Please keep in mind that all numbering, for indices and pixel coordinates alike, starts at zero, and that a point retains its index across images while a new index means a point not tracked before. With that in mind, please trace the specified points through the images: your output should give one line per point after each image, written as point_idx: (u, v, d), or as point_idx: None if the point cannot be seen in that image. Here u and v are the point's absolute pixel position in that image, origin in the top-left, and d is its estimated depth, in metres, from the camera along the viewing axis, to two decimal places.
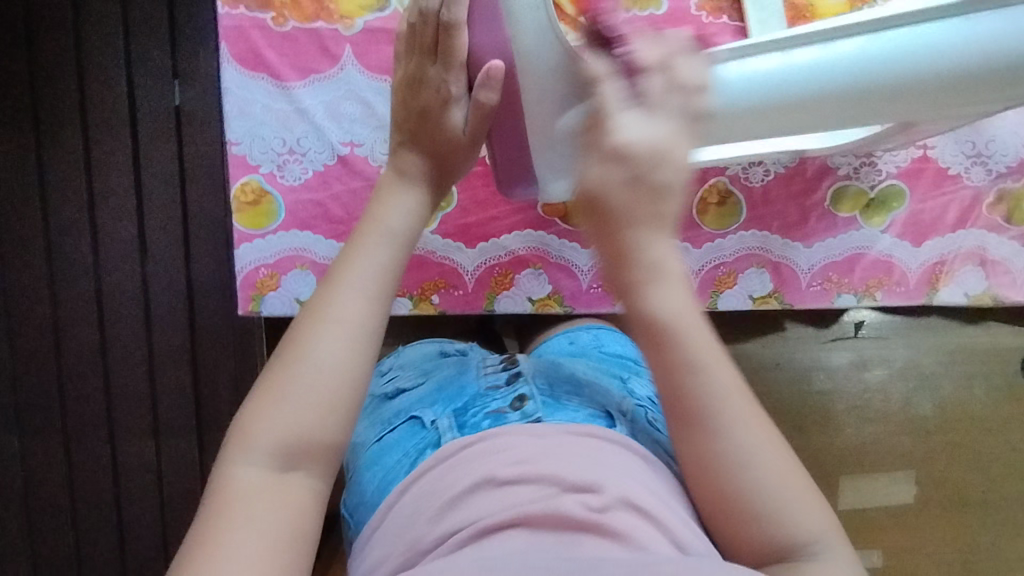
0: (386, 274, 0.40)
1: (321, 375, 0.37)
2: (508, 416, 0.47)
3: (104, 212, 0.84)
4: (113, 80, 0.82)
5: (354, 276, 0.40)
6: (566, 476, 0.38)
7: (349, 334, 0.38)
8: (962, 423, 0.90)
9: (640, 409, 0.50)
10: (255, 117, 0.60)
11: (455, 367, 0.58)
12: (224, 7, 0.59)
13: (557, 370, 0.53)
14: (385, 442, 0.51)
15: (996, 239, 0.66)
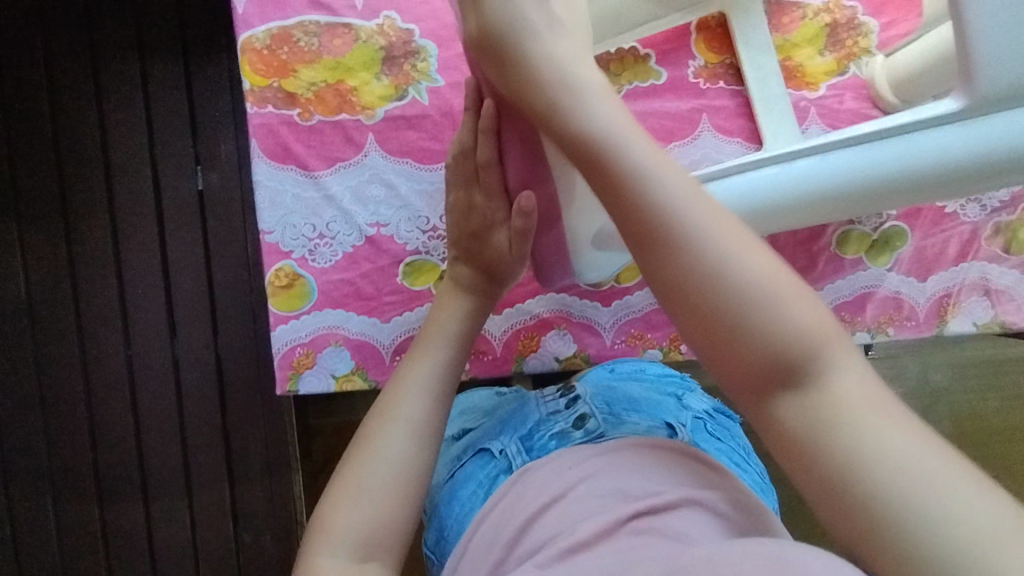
0: (440, 374, 0.46)
1: (392, 466, 0.41)
2: (573, 435, 0.52)
3: (134, 295, 0.86)
4: (137, 170, 0.85)
5: (414, 380, 0.46)
6: (627, 489, 0.41)
7: (414, 432, 0.43)
8: (978, 440, 0.92)
9: (699, 421, 0.58)
10: (285, 206, 0.63)
11: (515, 400, 0.59)
12: (253, 107, 0.62)
13: (613, 393, 0.57)
14: (456, 477, 0.53)
15: (997, 269, 0.68)
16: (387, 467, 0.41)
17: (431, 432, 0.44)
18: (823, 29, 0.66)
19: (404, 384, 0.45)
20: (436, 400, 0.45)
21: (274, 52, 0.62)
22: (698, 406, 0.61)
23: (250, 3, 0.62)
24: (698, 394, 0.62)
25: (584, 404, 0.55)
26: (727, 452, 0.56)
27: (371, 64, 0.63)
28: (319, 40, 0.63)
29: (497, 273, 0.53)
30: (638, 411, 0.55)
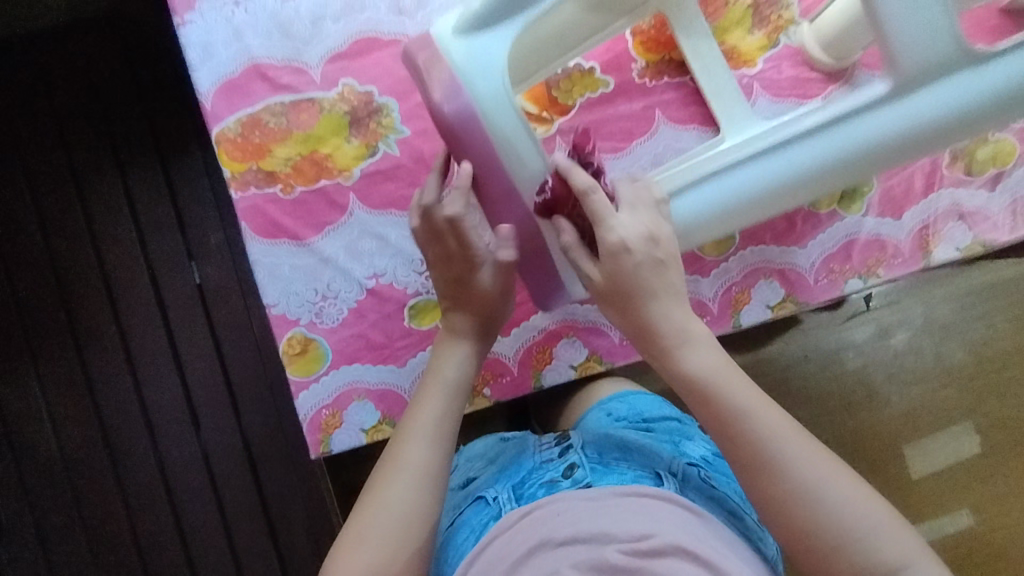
0: (442, 420, 0.52)
1: (392, 513, 0.47)
2: (561, 483, 0.53)
3: (154, 398, 0.88)
4: (137, 277, 0.88)
5: (418, 427, 0.51)
6: (616, 532, 0.45)
7: (416, 477, 0.48)
8: (1000, 362, 0.93)
9: (693, 468, 0.56)
10: (285, 277, 0.66)
11: (515, 448, 0.61)
12: (238, 193, 0.66)
13: (607, 438, 0.59)
14: (454, 524, 0.55)
15: (965, 193, 0.71)
16: (393, 508, 0.47)
17: (436, 472, 0.49)
18: (747, 10, 0.71)
19: (413, 427, 0.51)
20: (438, 442, 0.51)
21: (247, 137, 0.66)
22: (696, 451, 0.59)
23: (217, 98, 0.66)
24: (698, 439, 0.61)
25: (573, 452, 0.57)
26: (724, 500, 0.54)
27: (340, 129, 0.67)
28: (286, 118, 0.67)
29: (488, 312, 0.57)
30: (628, 459, 0.56)
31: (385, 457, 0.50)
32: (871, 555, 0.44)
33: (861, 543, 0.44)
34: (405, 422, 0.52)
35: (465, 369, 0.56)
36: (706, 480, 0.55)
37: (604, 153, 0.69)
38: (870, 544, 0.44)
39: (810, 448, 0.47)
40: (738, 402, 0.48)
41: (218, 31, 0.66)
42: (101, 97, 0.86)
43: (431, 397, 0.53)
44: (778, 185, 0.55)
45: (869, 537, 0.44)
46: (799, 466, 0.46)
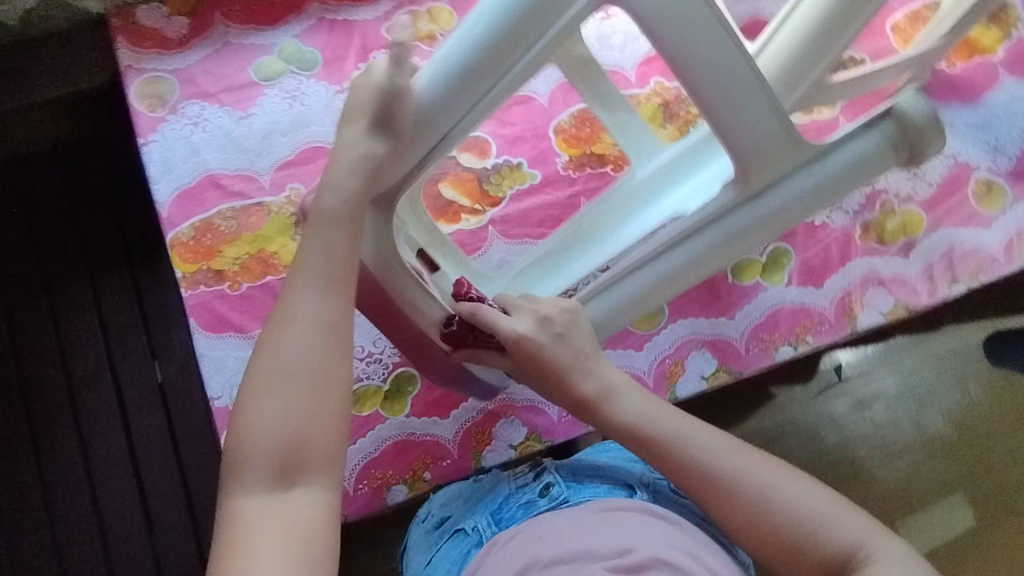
0: (308, 294, 0.47)
1: (279, 406, 0.43)
2: (539, 504, 0.57)
3: (107, 502, 0.87)
4: (100, 379, 0.90)
5: (288, 309, 0.46)
6: (597, 548, 0.48)
7: (293, 366, 0.44)
8: (978, 429, 0.93)
9: (663, 480, 0.60)
10: (229, 370, 0.68)
11: (491, 479, 0.64)
12: (188, 291, 0.70)
13: (579, 460, 0.61)
14: (437, 558, 0.58)
15: (880, 261, 0.75)
16: (274, 411, 0.43)
17: (323, 389, 0.44)
18: (658, 108, 0.78)
19: (281, 368, 0.44)
20: (314, 366, 0.44)
21: (198, 241, 0.71)
22: None
23: (172, 206, 0.72)
24: None
25: (548, 475, 0.60)
26: (694, 507, 0.58)
27: (287, 229, 0.72)
28: (236, 222, 0.72)
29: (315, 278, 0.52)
30: (600, 475, 0.59)
31: (254, 415, 0.43)
32: (829, 538, 0.48)
33: (818, 528, 0.48)
34: (269, 371, 0.44)
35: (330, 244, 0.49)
36: (677, 490, 0.59)
37: (534, 239, 0.74)
38: (824, 529, 0.48)
39: (746, 456, 0.52)
40: (670, 433, 0.53)
41: (178, 147, 0.73)
42: (77, 211, 0.92)
43: (297, 298, 0.46)
44: (668, 279, 0.61)
45: (818, 521, 0.49)
46: (740, 475, 0.50)
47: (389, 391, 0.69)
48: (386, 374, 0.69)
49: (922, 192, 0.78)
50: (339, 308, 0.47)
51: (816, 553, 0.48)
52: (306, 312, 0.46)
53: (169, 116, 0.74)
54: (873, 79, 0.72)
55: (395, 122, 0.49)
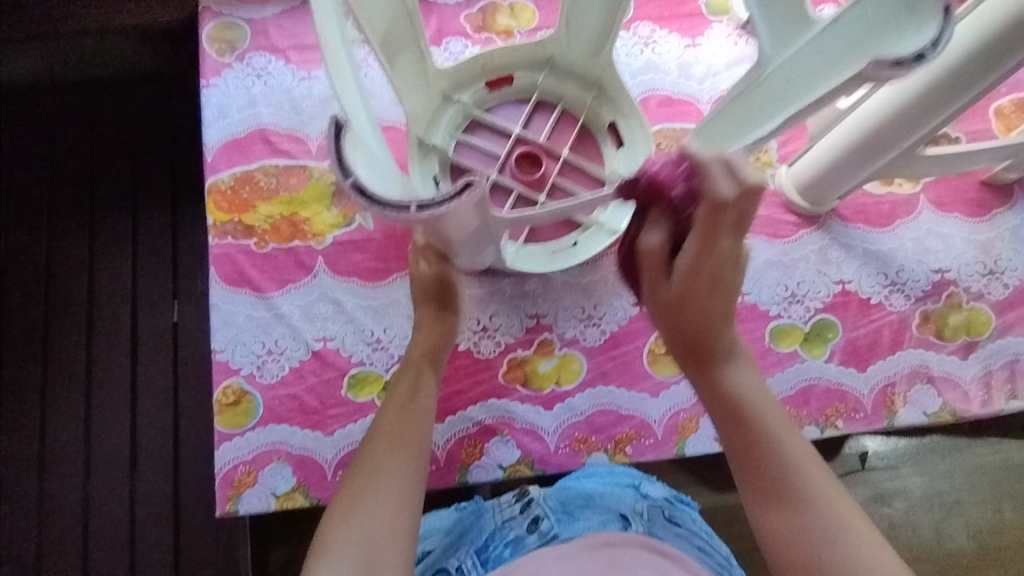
0: (414, 407, 0.50)
1: (377, 497, 0.44)
2: (528, 539, 0.56)
3: (99, 428, 0.87)
4: (119, 306, 0.91)
5: (396, 415, 0.49)
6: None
7: (400, 461, 0.46)
8: (1003, 554, 0.87)
9: (658, 508, 0.59)
10: (237, 326, 0.67)
11: (472, 510, 0.60)
12: (215, 240, 0.69)
13: (567, 492, 0.60)
14: None
15: (934, 356, 0.69)
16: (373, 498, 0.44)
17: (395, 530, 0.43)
18: None
19: (357, 507, 0.43)
20: (392, 506, 0.44)
21: (236, 191, 0.71)
22: (657, 491, 0.62)
23: (219, 152, 0.71)
24: (655, 480, 0.63)
25: (536, 506, 0.58)
26: (690, 537, 0.58)
27: (323, 197, 0.71)
28: (276, 180, 0.71)
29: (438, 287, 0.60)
30: (592, 505, 0.58)
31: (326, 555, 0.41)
32: None
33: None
34: (348, 509, 0.43)
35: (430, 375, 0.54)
36: (669, 518, 0.59)
37: None
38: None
39: (828, 492, 0.42)
40: (761, 427, 0.44)
41: (236, 96, 0.73)
42: (134, 139, 0.94)
43: (402, 407, 0.50)
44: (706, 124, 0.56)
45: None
46: (813, 517, 0.41)
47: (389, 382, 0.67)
48: (390, 365, 0.67)
49: (994, 293, 0.71)
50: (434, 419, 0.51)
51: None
52: (415, 419, 0.49)
53: (235, 63, 0.74)
54: (970, 161, 0.66)
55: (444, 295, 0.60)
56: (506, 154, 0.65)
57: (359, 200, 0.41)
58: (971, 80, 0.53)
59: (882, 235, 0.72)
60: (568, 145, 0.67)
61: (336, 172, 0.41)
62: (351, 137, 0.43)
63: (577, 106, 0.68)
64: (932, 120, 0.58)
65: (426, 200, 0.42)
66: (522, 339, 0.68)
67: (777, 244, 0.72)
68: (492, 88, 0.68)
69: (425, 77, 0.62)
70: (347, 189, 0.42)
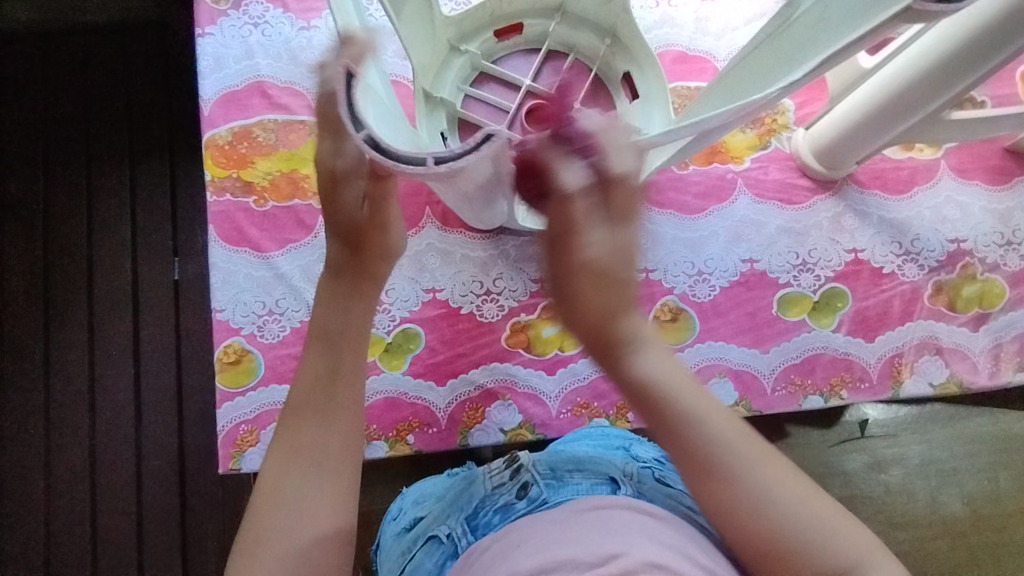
0: (323, 378, 0.46)
1: (297, 506, 0.42)
2: (516, 505, 0.54)
3: (103, 383, 0.88)
4: (119, 262, 0.90)
5: (305, 395, 0.45)
6: (583, 557, 0.43)
7: (315, 460, 0.43)
8: (997, 522, 0.88)
9: (647, 469, 0.56)
10: (237, 285, 0.66)
11: (465, 479, 0.61)
12: (213, 197, 0.68)
13: (558, 456, 0.59)
14: (411, 566, 0.56)
15: (944, 327, 0.68)
16: (290, 508, 0.42)
17: (322, 533, 0.41)
18: None
19: (280, 514, 0.42)
20: (321, 507, 0.42)
21: (234, 146, 0.68)
22: (648, 452, 0.60)
23: (215, 106, 0.69)
24: (647, 441, 0.61)
25: (526, 472, 0.57)
26: (683, 497, 0.54)
27: None
28: (275, 135, 0.69)
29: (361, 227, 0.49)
30: (581, 468, 0.56)
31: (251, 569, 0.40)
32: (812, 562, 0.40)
33: (819, 547, 0.40)
34: (269, 518, 0.41)
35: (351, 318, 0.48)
36: (660, 480, 0.56)
37: None
38: (827, 550, 0.40)
39: (767, 459, 0.42)
40: (680, 414, 0.43)
41: (233, 46, 0.70)
42: (130, 91, 0.91)
43: (310, 381, 0.46)
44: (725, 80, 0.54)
45: (830, 545, 0.40)
46: (755, 488, 0.41)
47: (392, 345, 0.66)
48: (391, 327, 0.66)
49: (1011, 264, 0.70)
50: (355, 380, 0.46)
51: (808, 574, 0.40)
52: (323, 395, 0.45)
53: (231, 11, 0.71)
54: (996, 126, 0.64)
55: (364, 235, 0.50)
56: (516, 105, 0.63)
57: (373, 155, 0.39)
58: (999, 44, 0.50)
59: (899, 202, 0.70)
60: (580, 98, 0.64)
61: (349, 124, 0.39)
62: (362, 86, 0.40)
63: (590, 56, 0.65)
64: (956, 86, 0.55)
65: (445, 154, 0.39)
66: (525, 303, 0.67)
67: (789, 210, 0.70)
68: (501, 38, 0.65)
69: (434, 24, 0.59)
70: (360, 143, 0.39)
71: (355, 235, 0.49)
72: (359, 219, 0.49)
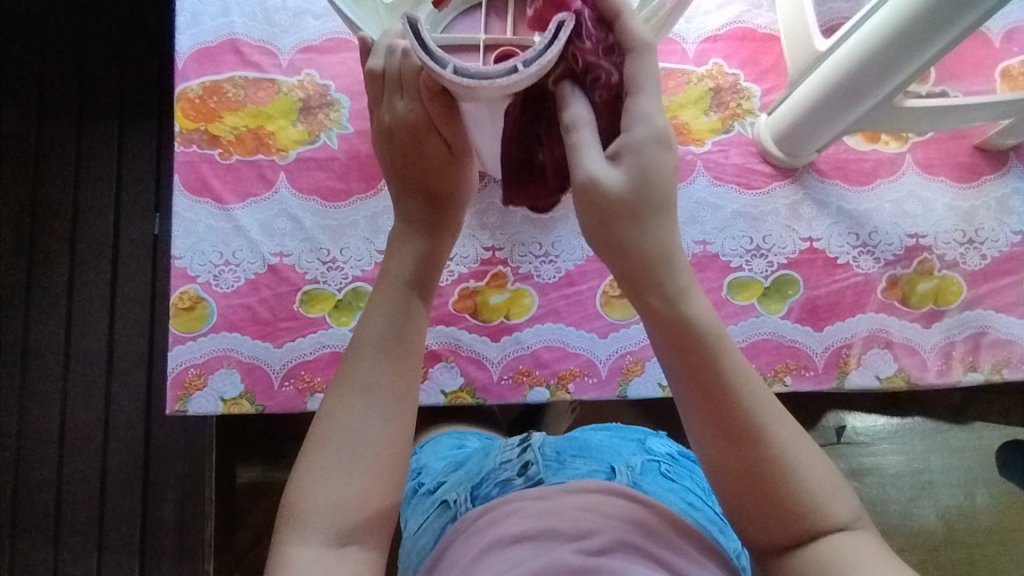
0: (398, 323, 0.46)
1: (355, 442, 0.42)
2: (515, 481, 0.55)
3: (77, 327, 0.90)
4: (102, 213, 0.92)
5: (374, 339, 0.45)
6: (564, 529, 0.45)
7: (380, 402, 0.43)
8: None
9: (653, 462, 0.60)
10: (197, 234, 0.68)
11: (480, 452, 0.64)
12: (179, 147, 0.69)
13: (568, 441, 0.61)
14: (419, 529, 0.58)
15: (895, 321, 0.68)
16: (347, 439, 0.42)
17: (382, 471, 0.42)
18: (707, 91, 0.71)
19: (340, 446, 0.42)
20: (381, 448, 0.42)
21: (204, 100, 0.70)
22: (661, 446, 0.64)
23: (189, 60, 0.71)
24: (661, 438, 0.65)
25: (530, 452, 0.58)
26: (683, 491, 0.57)
27: (290, 113, 0.71)
28: (245, 91, 0.71)
29: (434, 176, 0.50)
30: (584, 455, 0.58)
31: (309, 491, 0.42)
32: (808, 519, 0.41)
33: (818, 504, 0.42)
34: (330, 449, 0.42)
35: (421, 265, 0.48)
36: (665, 473, 0.59)
37: None
38: (823, 509, 0.41)
39: (796, 435, 0.42)
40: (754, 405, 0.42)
41: (210, 3, 0.72)
42: (124, 49, 0.93)
43: (379, 320, 0.46)
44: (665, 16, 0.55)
45: (819, 504, 0.42)
46: (775, 446, 0.42)
47: (342, 301, 0.68)
48: (342, 284, 0.68)
49: (970, 263, 0.69)
50: (419, 323, 0.47)
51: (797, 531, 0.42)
52: (392, 334, 0.45)
53: None
54: (957, 118, 0.63)
55: (441, 183, 0.50)
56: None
57: (468, 82, 0.40)
58: (951, 17, 0.49)
59: (860, 193, 0.70)
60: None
61: (434, 64, 0.40)
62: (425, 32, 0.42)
63: None
64: (911, 61, 0.54)
65: (529, 55, 0.40)
66: (475, 269, 0.68)
67: (747, 195, 0.70)
68: (440, 6, 0.53)
69: None
70: (451, 79, 0.40)
71: (428, 174, 0.50)
72: (438, 155, 0.49)
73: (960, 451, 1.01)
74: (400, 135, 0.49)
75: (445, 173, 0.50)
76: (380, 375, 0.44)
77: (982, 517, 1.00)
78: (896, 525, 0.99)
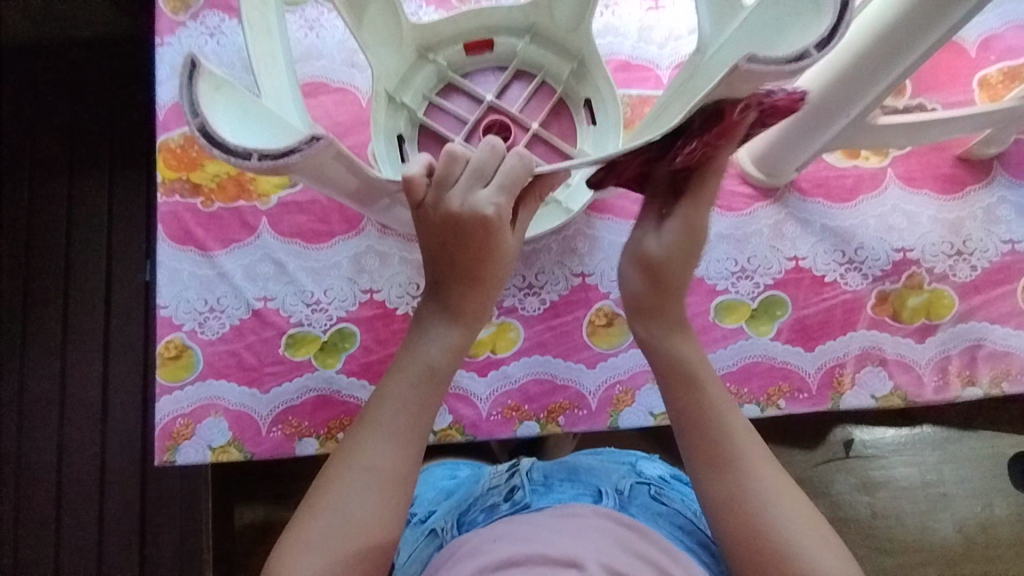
0: (404, 406, 0.48)
1: (345, 516, 0.45)
2: (501, 508, 0.56)
3: (72, 377, 0.91)
4: (93, 262, 0.93)
5: (377, 423, 0.48)
6: (548, 553, 0.44)
7: (372, 480, 0.46)
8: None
9: (643, 486, 0.59)
10: (181, 283, 0.68)
11: (470, 480, 0.64)
12: (162, 198, 0.70)
13: (559, 463, 0.62)
14: (407, 556, 0.58)
15: (888, 337, 0.67)
16: (337, 513, 0.45)
17: (367, 545, 0.45)
18: None
19: (328, 520, 0.45)
20: (368, 523, 0.45)
21: (185, 150, 0.71)
22: (653, 470, 0.63)
23: (170, 110, 0.72)
24: (653, 460, 0.64)
25: (518, 476, 0.59)
26: (672, 515, 0.55)
27: None
28: None
29: (476, 255, 0.48)
30: (573, 480, 0.59)
31: (296, 556, 0.44)
32: (752, 501, 0.46)
33: (764, 500, 0.46)
34: (321, 521, 0.45)
35: (439, 354, 0.50)
36: (656, 497, 0.58)
37: None
38: (777, 505, 0.46)
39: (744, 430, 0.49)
40: (753, 444, 0.49)
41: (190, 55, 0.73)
42: (112, 102, 0.95)
43: (388, 400, 0.48)
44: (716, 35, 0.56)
45: (773, 507, 0.46)
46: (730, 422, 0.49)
47: (327, 343, 0.68)
48: (327, 326, 0.68)
49: (960, 274, 0.68)
50: (429, 403, 0.49)
51: (741, 509, 0.46)
52: (394, 415, 0.48)
53: (189, 22, 0.74)
54: (934, 131, 0.63)
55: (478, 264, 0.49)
56: (475, 119, 0.64)
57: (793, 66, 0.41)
58: (920, 35, 0.49)
59: (843, 210, 0.69)
60: (541, 118, 0.65)
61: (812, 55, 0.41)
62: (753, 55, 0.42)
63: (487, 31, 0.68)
64: (880, 80, 0.54)
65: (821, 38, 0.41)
66: None
67: (728, 217, 0.69)
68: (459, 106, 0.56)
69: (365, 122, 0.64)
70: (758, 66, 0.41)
71: (482, 263, 0.49)
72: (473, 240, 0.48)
73: (976, 463, 0.98)
74: (472, 234, 0.47)
75: (488, 259, 0.49)
76: (378, 452, 0.46)
77: (1002, 531, 0.96)
78: (912, 541, 0.97)
